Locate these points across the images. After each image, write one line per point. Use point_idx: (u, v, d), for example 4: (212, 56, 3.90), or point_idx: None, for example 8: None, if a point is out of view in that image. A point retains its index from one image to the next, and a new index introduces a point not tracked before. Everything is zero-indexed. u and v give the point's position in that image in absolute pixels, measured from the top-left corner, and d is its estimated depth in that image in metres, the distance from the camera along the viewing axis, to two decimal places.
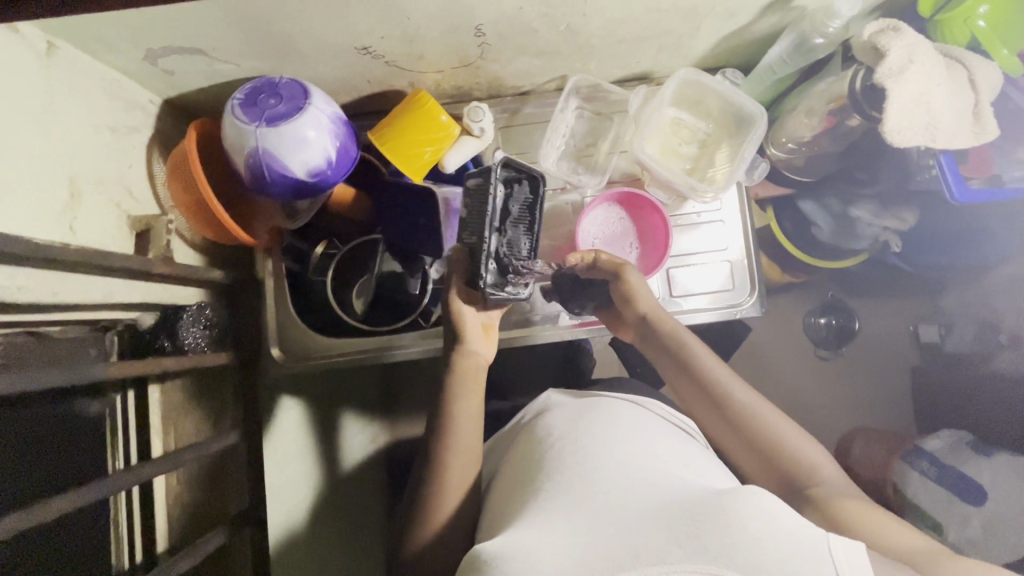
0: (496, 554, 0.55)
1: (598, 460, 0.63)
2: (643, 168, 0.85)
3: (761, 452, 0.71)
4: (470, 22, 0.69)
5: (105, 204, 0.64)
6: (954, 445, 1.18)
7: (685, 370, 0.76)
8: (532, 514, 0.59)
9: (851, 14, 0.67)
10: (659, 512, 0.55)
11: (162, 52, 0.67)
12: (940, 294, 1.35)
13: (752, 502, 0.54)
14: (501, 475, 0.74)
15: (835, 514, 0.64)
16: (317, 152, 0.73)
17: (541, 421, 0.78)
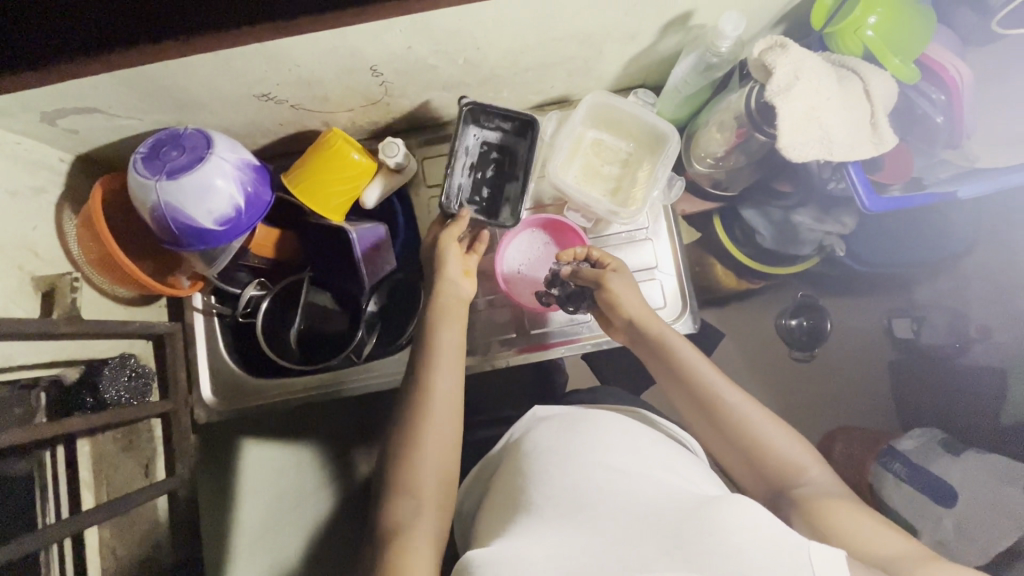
0: (489, 564, 0.58)
1: (590, 477, 0.63)
2: (562, 193, 0.85)
3: (750, 457, 0.71)
4: (363, 64, 0.70)
5: (4, 267, 0.65)
6: (925, 446, 1.15)
7: (677, 376, 0.75)
8: (530, 524, 0.61)
9: (738, 34, 0.67)
10: (643, 526, 0.57)
11: (57, 114, 0.67)
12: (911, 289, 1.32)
13: (736, 511, 0.55)
14: (491, 494, 0.73)
15: (821, 517, 0.63)
16: (224, 200, 0.73)
17: (528, 434, 0.75)
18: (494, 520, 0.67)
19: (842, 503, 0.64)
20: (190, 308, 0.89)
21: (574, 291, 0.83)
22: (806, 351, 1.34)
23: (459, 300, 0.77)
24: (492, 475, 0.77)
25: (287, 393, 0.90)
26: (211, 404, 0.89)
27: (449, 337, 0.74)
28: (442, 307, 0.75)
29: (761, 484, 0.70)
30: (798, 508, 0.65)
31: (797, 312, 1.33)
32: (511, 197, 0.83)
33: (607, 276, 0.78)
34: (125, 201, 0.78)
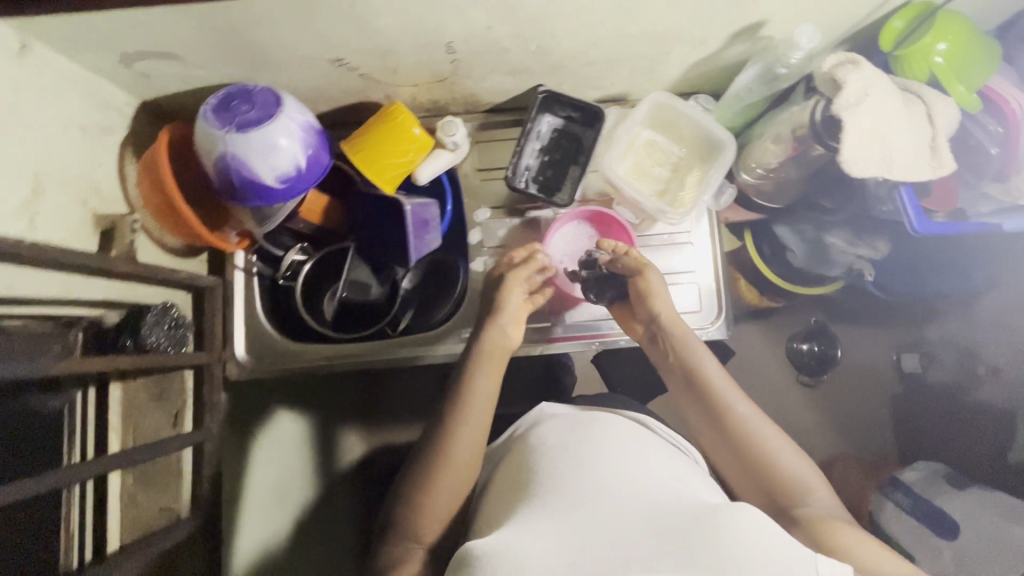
0: (491, 551, 0.54)
1: (597, 472, 0.62)
2: (613, 188, 0.86)
3: (757, 471, 0.70)
4: (441, 39, 0.71)
5: (71, 202, 0.66)
6: (929, 479, 1.17)
7: (688, 376, 0.76)
8: (530, 516, 0.59)
9: (811, 47, 0.68)
10: (649, 522, 0.55)
11: (136, 56, 0.68)
12: (924, 325, 1.32)
13: (742, 516, 0.55)
14: (495, 478, 0.73)
15: (822, 535, 0.62)
16: (288, 159, 0.74)
17: (535, 431, 0.75)
18: (498, 507, 0.66)
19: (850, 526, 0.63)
20: (232, 265, 0.90)
21: (596, 275, 0.85)
22: (814, 377, 1.31)
23: (508, 337, 0.80)
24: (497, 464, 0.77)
25: (319, 358, 0.91)
26: (244, 363, 0.90)
27: (491, 371, 0.77)
28: (492, 342, 0.79)
29: (766, 499, 0.69)
30: (805, 525, 0.64)
31: (811, 338, 1.31)
32: (571, 178, 0.89)
33: (646, 268, 0.80)
34: (188, 152, 0.79)
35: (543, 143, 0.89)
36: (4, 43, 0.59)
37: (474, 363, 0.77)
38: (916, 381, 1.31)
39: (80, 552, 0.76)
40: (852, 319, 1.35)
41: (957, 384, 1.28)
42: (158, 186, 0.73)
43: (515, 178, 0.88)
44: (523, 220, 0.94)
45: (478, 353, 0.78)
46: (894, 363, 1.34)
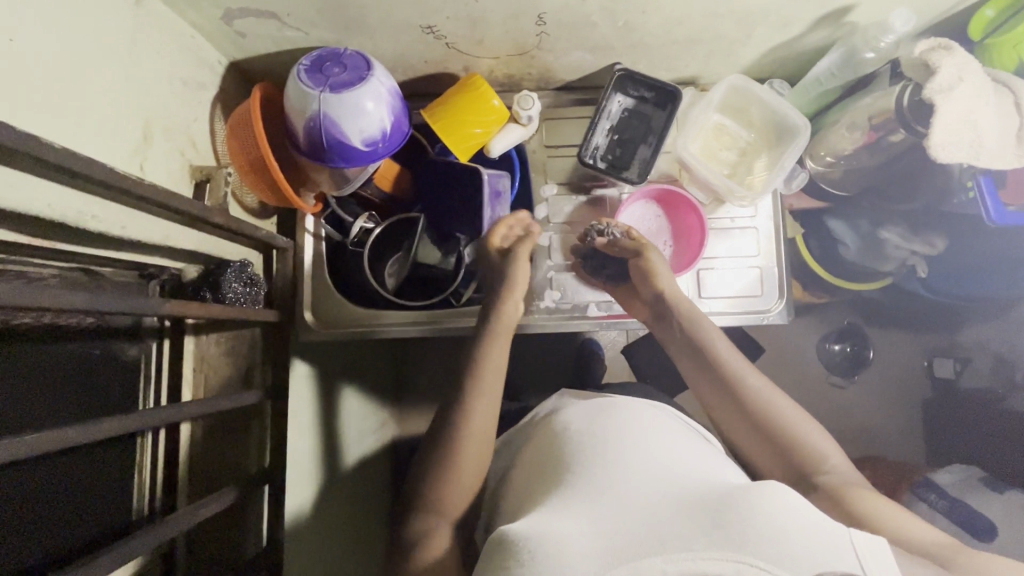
0: (525, 536, 0.51)
1: (624, 454, 0.59)
2: (684, 167, 0.88)
3: (776, 444, 0.68)
4: (534, 10, 0.72)
5: (171, 151, 0.68)
6: (964, 481, 1.14)
7: (697, 354, 0.75)
8: (558, 500, 0.56)
9: (904, 31, 0.71)
10: (683, 506, 0.52)
11: (239, 13, 0.70)
12: (957, 330, 1.32)
13: (776, 495, 0.51)
14: (519, 461, 0.71)
15: (844, 502, 0.62)
16: (374, 123, 0.75)
17: (557, 417, 0.72)
18: (527, 490, 0.63)
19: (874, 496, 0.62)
20: (301, 229, 0.91)
21: (594, 250, 0.90)
22: (845, 377, 1.35)
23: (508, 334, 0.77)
24: (522, 447, 0.75)
25: (385, 324, 0.92)
26: (310, 325, 0.91)
27: (495, 368, 0.73)
28: (500, 342, 0.76)
29: (785, 472, 0.68)
30: (827, 496, 0.63)
31: (842, 338, 1.35)
32: (640, 157, 0.90)
33: (646, 251, 0.85)
34: (274, 115, 0.80)
35: (612, 123, 0.90)
36: None
37: (480, 363, 0.73)
38: (949, 386, 1.31)
39: (150, 498, 0.78)
40: (888, 320, 1.35)
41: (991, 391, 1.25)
42: (248, 143, 0.74)
43: (584, 155, 0.89)
44: (587, 198, 0.94)
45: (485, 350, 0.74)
46: (926, 367, 1.34)
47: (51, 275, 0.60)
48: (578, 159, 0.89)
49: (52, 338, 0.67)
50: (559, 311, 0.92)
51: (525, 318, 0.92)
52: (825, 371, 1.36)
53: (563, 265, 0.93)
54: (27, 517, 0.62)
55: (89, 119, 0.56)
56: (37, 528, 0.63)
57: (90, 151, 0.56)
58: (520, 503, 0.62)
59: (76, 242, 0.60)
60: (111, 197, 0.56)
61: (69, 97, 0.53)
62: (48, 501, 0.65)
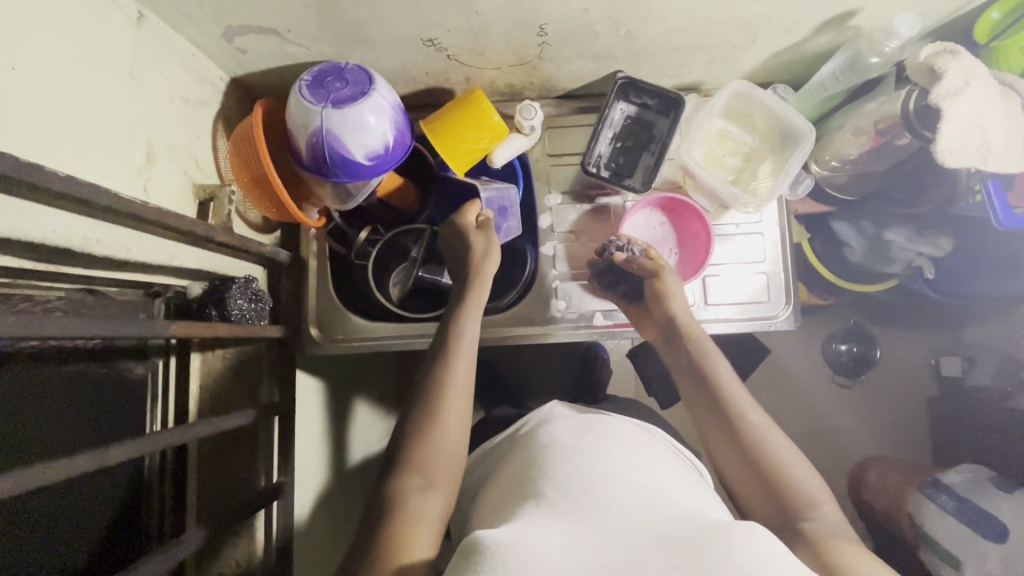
0: (496, 543, 0.49)
1: (608, 479, 0.59)
2: (688, 174, 0.88)
3: (767, 483, 0.67)
4: (535, 21, 0.72)
5: (174, 171, 0.68)
6: (974, 480, 1.10)
7: (698, 378, 0.75)
8: (536, 515, 0.54)
9: (909, 35, 0.70)
10: (659, 536, 0.50)
11: (239, 30, 0.70)
12: (961, 327, 1.29)
13: (753, 537, 0.48)
14: (497, 479, 0.70)
15: (824, 549, 0.60)
16: (377, 137, 0.75)
17: (542, 431, 0.73)
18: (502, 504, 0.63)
19: (859, 553, 0.59)
20: (306, 243, 0.91)
21: (610, 265, 0.89)
22: (850, 378, 1.35)
23: (466, 392, 0.70)
24: (499, 462, 0.75)
25: (387, 335, 0.92)
26: (316, 338, 0.90)
27: (453, 434, 0.67)
28: (457, 402, 0.68)
29: (771, 511, 0.66)
30: (807, 542, 0.61)
31: (848, 337, 1.34)
32: (643, 166, 0.89)
33: (663, 270, 0.83)
34: (276, 131, 0.80)
35: (614, 131, 0.89)
36: (124, 10, 0.60)
37: (429, 430, 0.66)
38: (954, 384, 1.29)
39: (160, 517, 0.78)
40: (892, 320, 1.34)
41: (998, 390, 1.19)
42: (252, 160, 0.74)
43: (587, 163, 0.88)
44: (592, 207, 0.94)
45: (437, 413, 0.67)
46: (934, 366, 1.33)
47: (53, 299, 0.60)
48: (581, 167, 0.89)
49: (58, 360, 0.67)
50: (565, 320, 0.92)
51: (531, 328, 0.92)
52: (831, 372, 1.36)
53: (570, 274, 0.93)
54: (28, 537, 0.63)
55: (93, 143, 0.55)
56: (42, 548, 0.64)
57: (95, 175, 0.56)
58: (496, 514, 0.62)
59: (82, 266, 0.59)
60: (116, 220, 0.56)
61: (72, 119, 0.53)
62: (50, 525, 0.66)
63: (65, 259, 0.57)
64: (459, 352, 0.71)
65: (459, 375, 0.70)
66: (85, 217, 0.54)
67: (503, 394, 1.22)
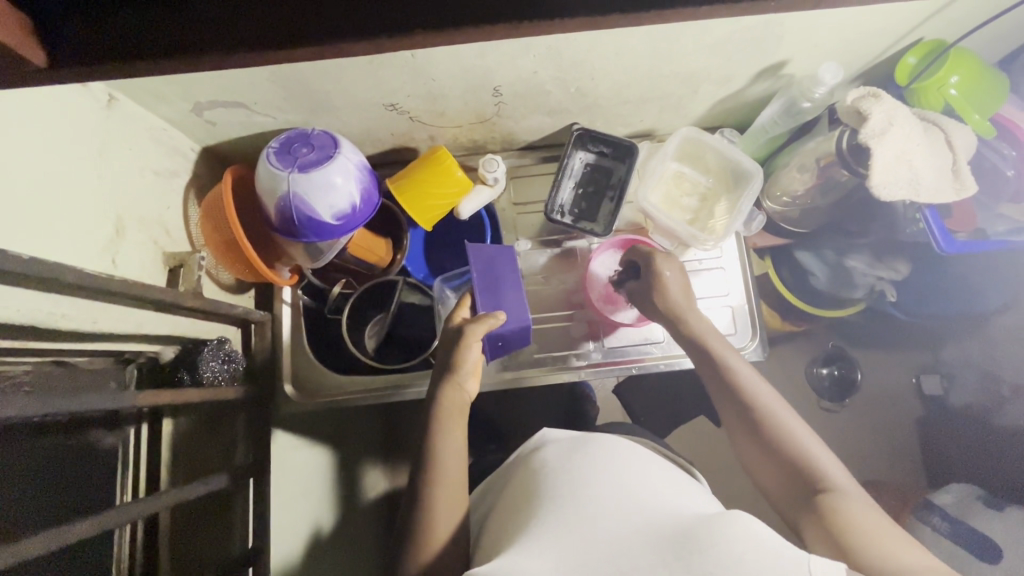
0: None
1: (595, 491, 0.59)
2: (647, 216, 0.91)
3: (783, 459, 0.67)
4: (490, 84, 0.77)
5: (144, 241, 0.70)
6: (964, 500, 1.11)
7: (709, 363, 0.75)
8: (529, 538, 0.55)
9: (835, 82, 0.75)
10: (647, 538, 0.52)
11: (207, 105, 0.73)
12: (939, 346, 1.31)
13: (737, 522, 0.52)
14: (493, 515, 0.69)
15: (838, 519, 0.60)
16: (343, 197, 0.77)
17: (536, 454, 0.72)
18: (497, 537, 0.62)
19: (880, 524, 0.58)
20: (279, 300, 0.93)
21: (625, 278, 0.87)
22: (836, 402, 1.33)
23: (456, 483, 0.69)
24: (501, 491, 0.74)
25: (365, 389, 0.92)
26: (293, 397, 0.91)
27: (441, 535, 0.65)
28: (446, 498, 0.67)
29: (789, 489, 0.67)
30: (821, 516, 0.61)
31: (829, 362, 1.33)
32: (605, 211, 0.93)
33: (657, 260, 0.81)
34: (246, 195, 0.83)
35: (571, 179, 0.93)
36: (95, 95, 0.64)
37: (422, 543, 0.64)
38: (938, 403, 1.29)
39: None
40: (870, 341, 1.35)
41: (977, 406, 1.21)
42: (222, 226, 0.77)
43: (551, 211, 0.92)
44: (560, 251, 0.98)
45: (428, 522, 0.65)
46: (915, 386, 1.34)
47: (21, 372, 0.60)
48: (547, 214, 0.92)
49: (28, 434, 0.66)
50: (540, 362, 0.93)
51: (506, 372, 0.93)
52: (816, 397, 1.34)
53: (537, 317, 0.95)
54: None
55: (64, 221, 0.58)
56: None
57: (62, 251, 0.57)
58: (494, 545, 0.61)
59: (56, 341, 0.61)
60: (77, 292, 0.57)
61: (41, 199, 0.55)
62: None
63: (36, 334, 0.58)
64: (441, 449, 0.70)
65: (446, 469, 0.69)
66: (50, 292, 0.55)
67: (487, 437, 1.21)
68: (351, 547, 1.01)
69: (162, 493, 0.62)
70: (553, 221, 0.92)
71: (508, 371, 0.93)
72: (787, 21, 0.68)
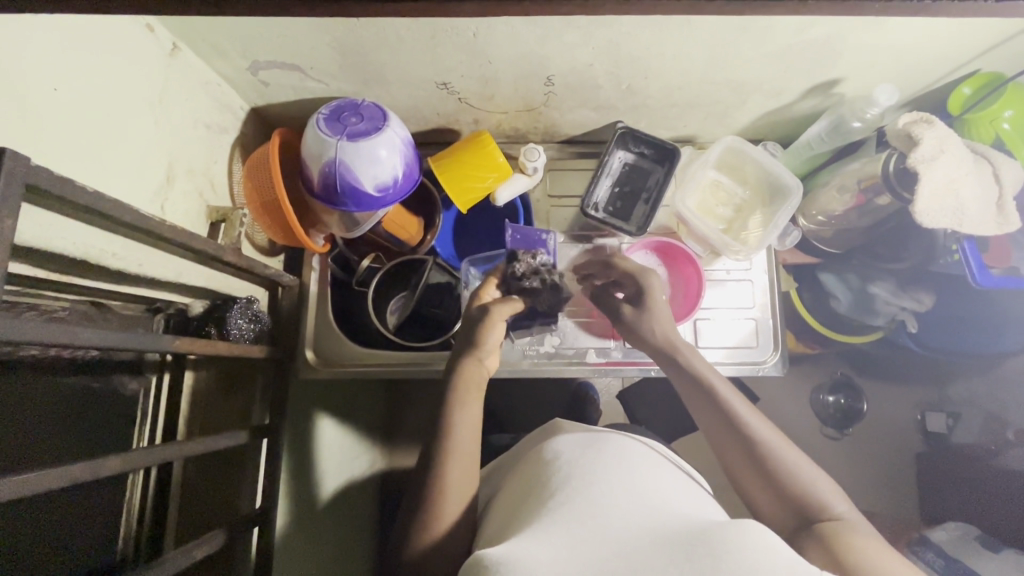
0: (501, 559, 0.49)
1: (607, 488, 0.58)
2: (682, 221, 0.91)
3: (774, 482, 0.64)
4: (544, 72, 0.77)
5: (191, 192, 0.71)
6: (960, 539, 1.14)
7: (692, 385, 0.71)
8: (536, 527, 0.54)
9: (889, 104, 0.75)
10: (655, 537, 0.51)
11: (264, 65, 0.74)
12: (947, 383, 1.29)
13: (753, 537, 0.49)
14: (501, 498, 0.69)
15: (838, 546, 0.56)
16: (387, 169, 0.78)
17: (546, 446, 0.72)
18: (508, 522, 0.62)
19: (882, 553, 0.55)
20: (309, 267, 0.93)
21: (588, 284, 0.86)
22: (838, 429, 1.31)
23: (473, 459, 0.69)
24: (508, 476, 0.75)
25: (383, 363, 0.92)
26: (312, 363, 0.91)
27: (457, 502, 0.66)
28: (462, 479, 0.67)
29: (783, 508, 0.63)
30: (820, 537, 0.58)
31: (835, 389, 1.32)
32: (640, 212, 0.93)
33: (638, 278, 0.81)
34: (290, 158, 0.83)
35: (609, 177, 0.93)
36: (160, 42, 0.65)
37: (436, 519, 0.64)
38: (942, 441, 1.27)
39: (136, 539, 0.71)
40: (880, 373, 1.33)
41: (981, 448, 1.19)
42: (264, 186, 0.77)
43: (587, 206, 0.92)
44: (590, 247, 0.97)
45: (440, 506, 0.64)
46: (919, 423, 1.31)
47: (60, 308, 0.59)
48: (582, 209, 0.92)
49: (51, 370, 0.64)
50: (560, 355, 0.93)
51: (524, 361, 0.93)
52: (820, 423, 1.33)
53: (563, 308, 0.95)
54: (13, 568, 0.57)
55: (120, 161, 0.58)
56: None
57: (115, 189, 0.58)
58: (501, 532, 0.61)
59: (91, 277, 0.60)
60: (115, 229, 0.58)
61: (100, 135, 0.55)
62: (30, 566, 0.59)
63: (75, 270, 0.58)
64: (458, 432, 0.69)
65: (461, 456, 0.67)
66: (87, 224, 0.55)
67: (489, 427, 1.21)
68: (345, 522, 1.01)
69: (187, 442, 0.62)
70: (587, 216, 0.92)
71: (526, 359, 0.93)
72: (849, 36, 0.68)
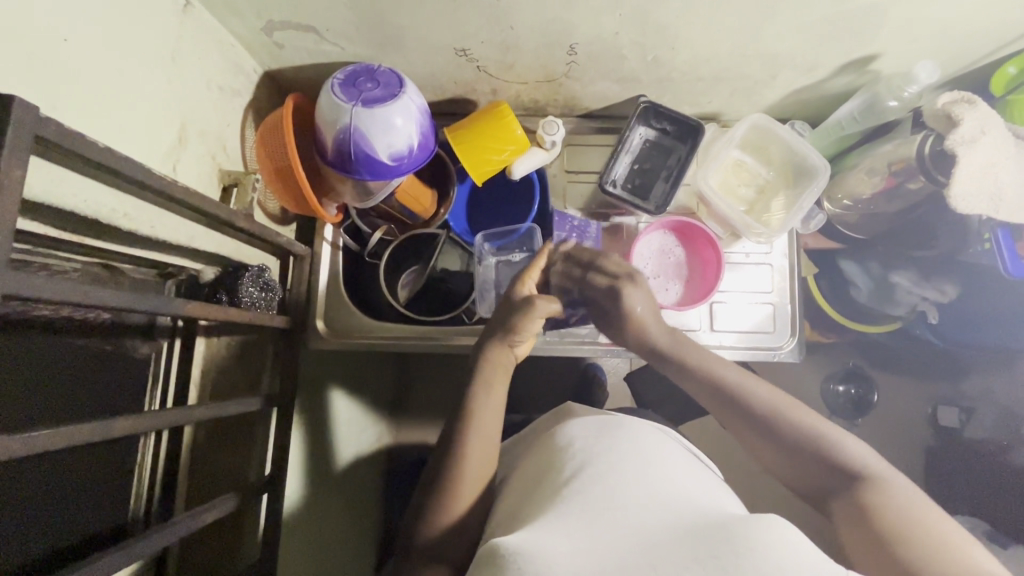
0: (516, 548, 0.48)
1: (622, 476, 0.57)
2: (703, 201, 0.89)
3: (796, 451, 0.63)
4: (566, 40, 0.75)
5: (203, 155, 0.70)
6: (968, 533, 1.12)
7: (690, 374, 0.70)
8: (550, 515, 0.53)
9: (928, 82, 0.72)
10: (672, 527, 0.50)
11: (279, 25, 0.72)
12: (960, 378, 1.25)
13: (774, 530, 0.48)
14: (515, 477, 0.69)
15: (871, 513, 0.55)
16: (403, 138, 0.76)
17: (560, 429, 0.71)
18: (520, 502, 0.62)
19: (917, 508, 0.54)
20: (320, 237, 0.92)
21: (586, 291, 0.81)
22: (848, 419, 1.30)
23: (488, 439, 0.68)
24: (522, 455, 0.75)
25: (394, 336, 0.91)
26: (322, 334, 0.90)
27: (472, 482, 0.66)
28: (476, 459, 0.66)
29: (815, 477, 0.62)
30: (854, 507, 0.57)
31: (847, 379, 1.30)
32: (660, 190, 0.90)
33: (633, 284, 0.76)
34: (304, 125, 0.81)
35: (629, 153, 0.91)
36: None
37: (448, 494, 0.64)
38: (954, 436, 1.25)
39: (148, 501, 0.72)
40: (894, 365, 1.30)
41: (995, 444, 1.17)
42: (277, 151, 0.76)
43: (606, 183, 0.89)
44: (608, 225, 0.95)
45: (453, 485, 0.64)
46: (931, 416, 1.28)
47: (72, 269, 0.58)
48: (601, 186, 0.90)
49: (64, 331, 0.64)
50: (572, 335, 0.92)
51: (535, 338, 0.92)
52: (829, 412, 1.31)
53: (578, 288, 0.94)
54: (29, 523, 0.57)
55: (131, 119, 0.57)
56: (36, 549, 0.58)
57: (127, 148, 0.57)
58: (514, 511, 0.60)
59: (102, 239, 0.59)
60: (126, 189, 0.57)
61: (112, 91, 0.54)
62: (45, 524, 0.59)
63: (87, 232, 0.57)
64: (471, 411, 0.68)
65: (475, 435, 0.67)
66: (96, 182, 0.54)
67: None
68: (350, 493, 1.01)
69: (198, 406, 0.62)
70: (607, 194, 0.89)
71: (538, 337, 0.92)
72: (891, 9, 0.64)
